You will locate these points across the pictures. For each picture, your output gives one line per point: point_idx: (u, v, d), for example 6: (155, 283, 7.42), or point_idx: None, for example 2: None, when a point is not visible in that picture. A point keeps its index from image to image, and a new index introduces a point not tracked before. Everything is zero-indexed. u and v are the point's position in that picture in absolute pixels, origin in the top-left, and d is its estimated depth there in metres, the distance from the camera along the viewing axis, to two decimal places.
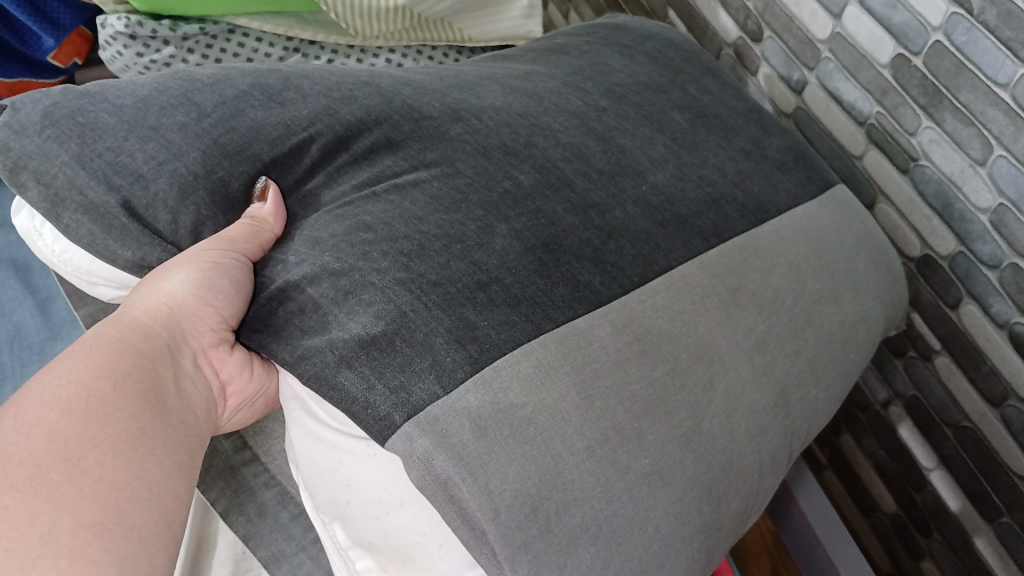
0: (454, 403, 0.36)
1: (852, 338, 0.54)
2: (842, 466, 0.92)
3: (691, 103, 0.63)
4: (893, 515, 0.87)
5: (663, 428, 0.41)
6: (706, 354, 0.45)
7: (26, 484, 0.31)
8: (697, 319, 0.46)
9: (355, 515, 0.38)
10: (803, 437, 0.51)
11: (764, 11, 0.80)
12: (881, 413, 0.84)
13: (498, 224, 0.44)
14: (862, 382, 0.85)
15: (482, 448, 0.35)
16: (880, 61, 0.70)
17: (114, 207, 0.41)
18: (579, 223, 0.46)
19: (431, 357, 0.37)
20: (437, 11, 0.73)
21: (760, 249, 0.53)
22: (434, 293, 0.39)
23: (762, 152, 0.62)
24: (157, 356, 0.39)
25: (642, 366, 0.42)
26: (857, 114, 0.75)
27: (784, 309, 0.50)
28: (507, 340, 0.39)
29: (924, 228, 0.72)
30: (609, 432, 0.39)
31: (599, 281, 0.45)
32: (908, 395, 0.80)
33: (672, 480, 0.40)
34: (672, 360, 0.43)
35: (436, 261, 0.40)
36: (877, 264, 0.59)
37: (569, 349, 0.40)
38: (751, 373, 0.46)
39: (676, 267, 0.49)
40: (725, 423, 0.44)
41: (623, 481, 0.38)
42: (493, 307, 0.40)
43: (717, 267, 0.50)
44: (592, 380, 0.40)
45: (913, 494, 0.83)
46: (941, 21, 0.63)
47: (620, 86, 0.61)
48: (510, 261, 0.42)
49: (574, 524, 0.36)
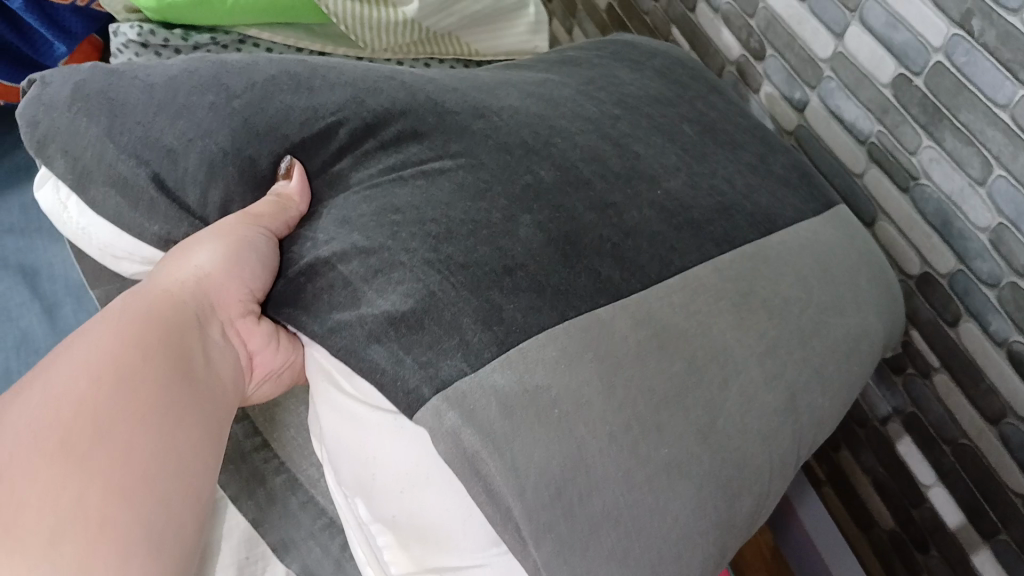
0: (482, 381, 0.37)
1: (864, 347, 0.55)
2: (841, 483, 0.92)
3: (697, 116, 0.64)
4: (892, 531, 0.87)
5: (681, 422, 0.41)
6: (718, 354, 0.45)
7: (56, 449, 0.31)
8: (711, 319, 0.47)
9: (381, 490, 0.38)
10: (810, 444, 0.51)
11: (767, 30, 0.82)
12: (880, 429, 0.84)
13: (521, 214, 0.44)
14: (862, 398, 0.86)
15: (508, 428, 0.36)
16: (881, 80, 0.71)
17: (143, 180, 0.43)
18: (598, 221, 0.47)
19: (458, 336, 0.38)
20: (445, 24, 0.74)
21: (770, 254, 0.54)
22: (461, 275, 0.40)
23: (768, 165, 0.63)
24: (186, 325, 0.39)
25: (660, 359, 0.42)
26: (861, 137, 0.76)
27: (794, 316, 0.51)
28: (532, 325, 0.40)
29: (923, 245, 0.73)
30: (631, 421, 0.39)
31: (619, 277, 0.46)
32: (907, 411, 0.81)
33: (690, 473, 0.41)
34: (686, 357, 0.44)
35: (463, 244, 0.41)
36: (878, 278, 0.60)
37: (599, 335, 0.41)
38: (763, 371, 0.47)
39: (691, 268, 0.50)
40: (739, 421, 0.45)
41: (643, 472, 0.39)
42: (518, 291, 0.41)
43: (731, 269, 0.51)
44: (614, 370, 0.40)
45: (912, 510, 0.83)
46: (942, 42, 0.64)
47: (629, 97, 0.62)
48: (534, 250, 0.43)
49: (595, 510, 0.37)
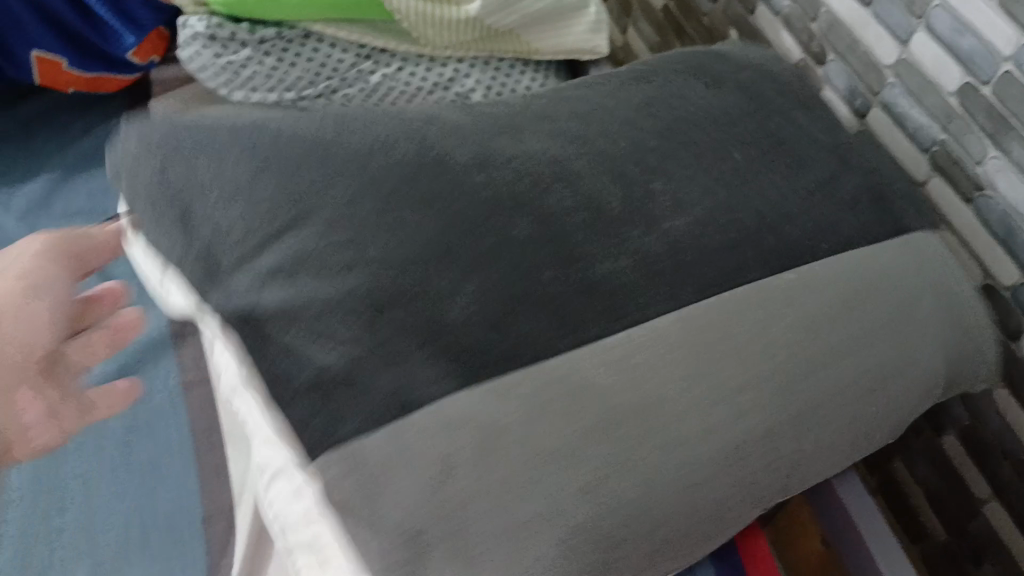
0: (435, 410, 0.49)
1: (900, 372, 0.60)
2: (891, 495, 0.91)
3: (755, 143, 0.66)
4: (945, 543, 0.85)
5: (607, 450, 0.50)
6: (762, 366, 0.56)
7: None
8: (666, 370, 0.54)
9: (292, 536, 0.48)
10: (792, 470, 0.57)
11: (830, 32, 0.81)
12: (936, 439, 0.84)
13: (467, 285, 0.52)
14: (919, 410, 0.85)
15: (370, 501, 0.46)
16: (948, 86, 0.70)
17: None
18: (562, 288, 0.54)
19: (410, 386, 0.49)
20: (508, 22, 0.79)
21: (837, 271, 0.61)
22: (430, 366, 0.50)
23: (824, 189, 0.64)
24: None
25: (590, 434, 0.50)
26: (920, 138, 0.75)
27: (811, 339, 0.57)
28: (517, 349, 0.52)
29: (986, 256, 0.71)
30: (558, 446, 0.49)
31: (596, 326, 0.54)
32: (964, 421, 0.80)
33: (615, 485, 0.50)
34: (734, 360, 0.55)
35: (396, 341, 0.50)
36: (926, 306, 0.62)
37: (639, 345, 0.54)
38: (800, 376, 0.56)
39: (676, 310, 0.56)
40: (670, 464, 0.51)
41: (565, 492, 0.48)
42: (517, 322, 0.53)
43: (790, 284, 0.59)
44: (571, 414, 0.50)
45: (967, 522, 0.82)
46: (1012, 50, 0.63)
47: (688, 128, 0.65)
48: (467, 321, 0.51)
49: (479, 531, 0.46)
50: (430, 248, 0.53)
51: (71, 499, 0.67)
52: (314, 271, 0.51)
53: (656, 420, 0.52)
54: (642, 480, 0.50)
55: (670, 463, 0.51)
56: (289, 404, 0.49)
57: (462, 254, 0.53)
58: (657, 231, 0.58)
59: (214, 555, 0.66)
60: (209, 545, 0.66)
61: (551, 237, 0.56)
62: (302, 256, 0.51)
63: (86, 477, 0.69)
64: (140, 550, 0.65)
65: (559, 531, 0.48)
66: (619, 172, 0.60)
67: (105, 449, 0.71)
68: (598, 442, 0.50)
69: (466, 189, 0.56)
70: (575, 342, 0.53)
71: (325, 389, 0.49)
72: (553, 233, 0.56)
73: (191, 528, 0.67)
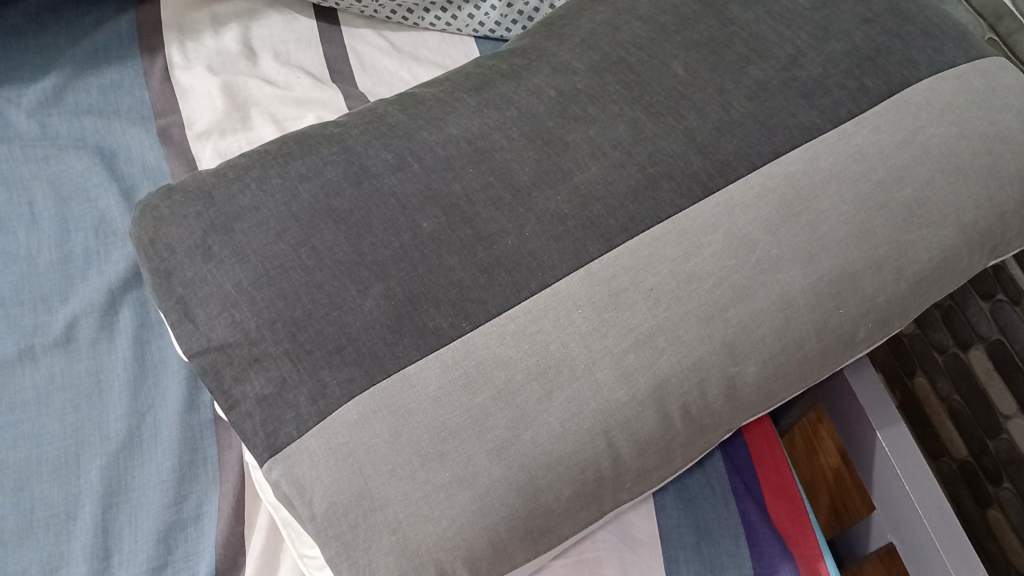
0: (391, 375, 0.48)
1: (924, 265, 0.56)
2: (911, 409, 1.07)
3: (789, 21, 0.60)
4: (963, 461, 1.02)
5: (549, 400, 0.49)
6: (762, 275, 0.53)
7: None
8: (639, 302, 0.51)
9: (291, 521, 0.53)
10: (760, 393, 0.55)
11: None
12: (961, 356, 0.98)
13: (424, 224, 0.51)
14: (937, 331, 1.01)
15: (324, 472, 0.46)
16: None
17: None
18: (521, 225, 0.52)
19: (349, 345, 0.48)
20: None
21: (856, 153, 0.56)
22: (369, 331, 0.48)
23: (866, 71, 0.59)
24: None
25: (535, 372, 0.49)
26: (995, 20, 0.82)
27: (806, 258, 0.54)
28: (460, 289, 0.50)
29: None
30: (498, 400, 0.48)
31: (559, 255, 0.52)
32: (991, 337, 0.93)
33: (558, 432, 0.48)
34: (727, 265, 0.53)
35: (326, 314, 0.48)
36: (945, 225, 0.56)
37: (630, 264, 0.52)
38: (804, 279, 0.53)
39: (649, 230, 0.53)
40: (608, 405, 0.49)
41: (499, 447, 0.47)
42: (462, 265, 0.50)
43: (801, 177, 0.55)
44: (527, 354, 0.49)
45: (987, 441, 0.97)
46: None
47: (710, 25, 0.60)
48: (399, 290, 0.49)
49: (409, 496, 0.46)
50: (433, 191, 0.52)
51: (41, 396, 0.62)
52: (316, 214, 0.51)
53: (648, 354, 0.50)
54: (634, 424, 0.50)
55: (664, 405, 0.51)
56: (265, 343, 0.48)
57: (465, 191, 0.52)
58: (664, 147, 0.55)
59: (188, 456, 0.62)
60: (184, 447, 0.62)
61: (555, 166, 0.54)
62: (294, 203, 0.51)
63: (56, 375, 0.63)
64: (111, 450, 0.61)
65: (543, 481, 0.48)
66: (629, 87, 0.57)
67: (79, 342, 0.64)
68: (592, 376, 0.49)
69: (477, 126, 0.55)
70: (576, 267, 0.52)
71: (300, 322, 0.48)
72: (560, 159, 0.54)
73: (168, 425, 0.63)
